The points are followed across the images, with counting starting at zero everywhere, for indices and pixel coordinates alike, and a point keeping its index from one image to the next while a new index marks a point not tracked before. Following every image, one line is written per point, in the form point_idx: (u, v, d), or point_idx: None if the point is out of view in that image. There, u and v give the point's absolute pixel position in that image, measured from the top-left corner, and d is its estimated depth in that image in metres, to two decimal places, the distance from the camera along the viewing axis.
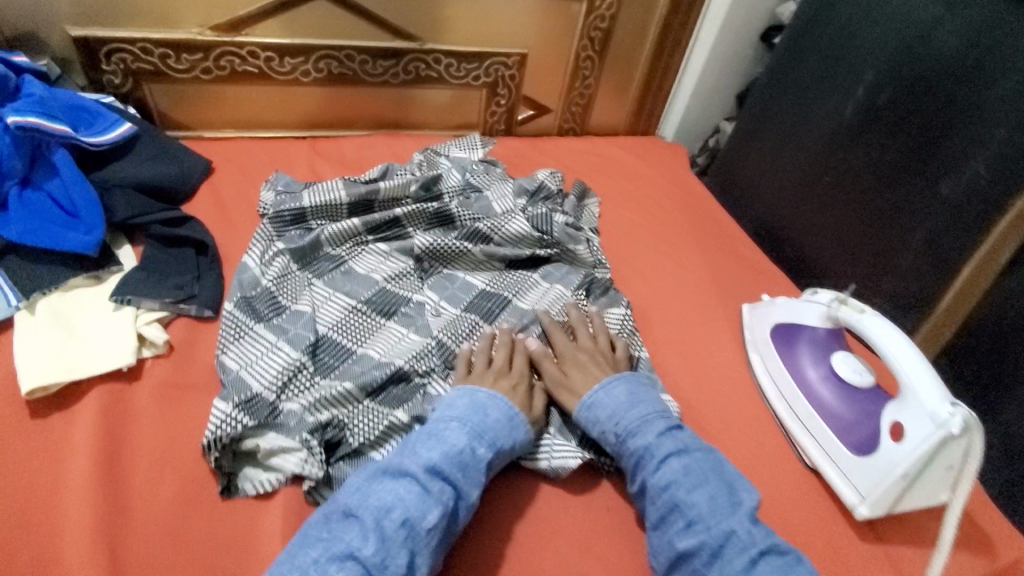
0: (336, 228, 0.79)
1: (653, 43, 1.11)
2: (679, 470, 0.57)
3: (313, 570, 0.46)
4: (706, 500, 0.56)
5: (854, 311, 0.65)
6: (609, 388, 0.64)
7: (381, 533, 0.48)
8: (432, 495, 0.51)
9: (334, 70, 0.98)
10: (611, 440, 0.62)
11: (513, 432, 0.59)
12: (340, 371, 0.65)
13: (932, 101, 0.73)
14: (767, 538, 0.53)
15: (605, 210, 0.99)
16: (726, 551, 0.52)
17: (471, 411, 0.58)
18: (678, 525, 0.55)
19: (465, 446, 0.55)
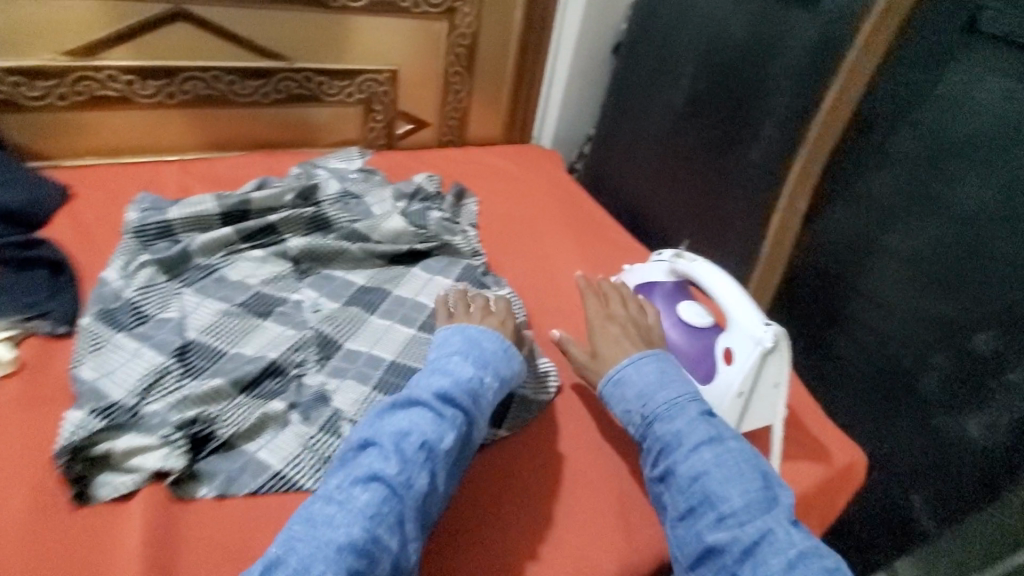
0: (207, 238, 0.79)
1: (515, 57, 1.21)
2: (712, 461, 0.57)
3: (338, 493, 0.50)
4: (741, 495, 0.55)
5: (687, 261, 0.76)
6: (639, 365, 0.64)
7: (400, 456, 0.52)
8: (445, 420, 0.56)
9: (201, 91, 0.99)
10: (636, 423, 0.62)
11: (508, 367, 0.64)
12: (213, 371, 0.65)
13: (732, 82, 0.89)
14: (806, 539, 0.52)
15: (483, 208, 1.05)
16: (760, 548, 0.52)
17: (473, 348, 0.63)
18: (709, 518, 0.54)
19: (472, 375, 0.60)
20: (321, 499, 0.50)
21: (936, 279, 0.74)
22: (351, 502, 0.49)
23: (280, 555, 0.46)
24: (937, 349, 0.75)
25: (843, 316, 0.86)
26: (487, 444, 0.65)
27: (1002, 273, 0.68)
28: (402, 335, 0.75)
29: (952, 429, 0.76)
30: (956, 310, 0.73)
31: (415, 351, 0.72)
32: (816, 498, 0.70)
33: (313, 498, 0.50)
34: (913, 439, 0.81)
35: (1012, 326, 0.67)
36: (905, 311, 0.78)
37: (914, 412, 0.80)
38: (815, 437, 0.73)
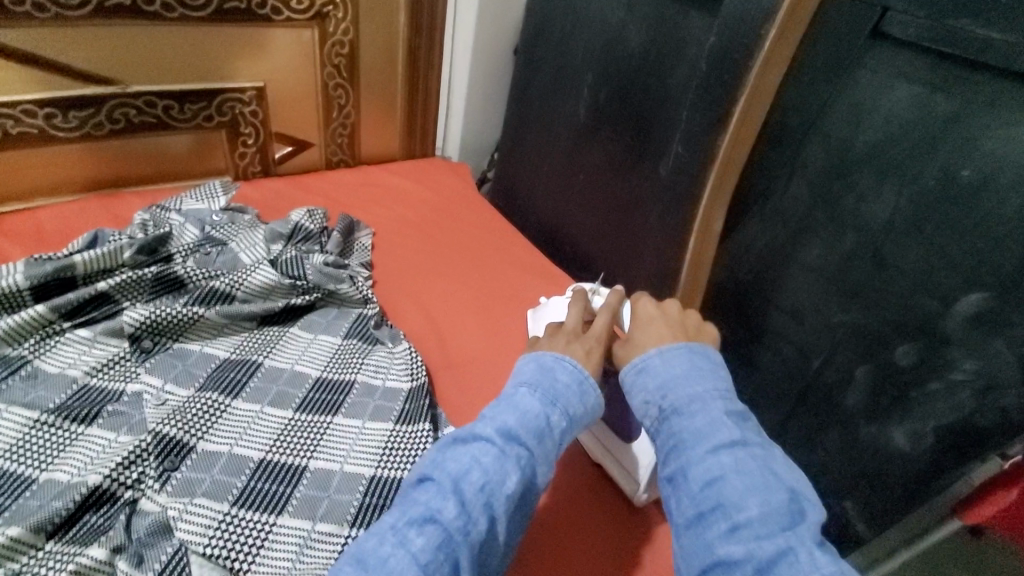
0: (12, 322, 0.63)
1: (404, 64, 1.08)
2: (731, 463, 0.44)
3: (391, 536, 0.43)
4: (762, 505, 0.42)
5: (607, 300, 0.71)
6: (668, 354, 0.53)
7: (462, 499, 0.45)
8: (510, 459, 0.47)
9: (10, 130, 0.81)
10: (652, 413, 0.51)
11: (588, 399, 0.54)
12: (11, 512, 0.50)
13: (636, 92, 0.80)
14: (836, 568, 0.39)
15: (379, 241, 0.93)
16: (779, 570, 0.39)
17: (540, 376, 0.54)
18: (720, 527, 0.42)
19: (540, 410, 0.51)
20: (373, 538, 0.44)
21: (852, 292, 0.71)
22: (405, 545, 0.42)
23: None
24: (860, 363, 0.72)
25: (768, 333, 0.82)
26: None
27: (914, 286, 0.65)
28: (275, 421, 0.62)
29: (882, 444, 0.72)
30: (879, 326, 0.69)
31: (292, 440, 0.61)
32: None
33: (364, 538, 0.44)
34: (844, 456, 0.77)
35: (932, 341, 0.64)
36: (823, 328, 0.75)
37: (841, 426, 0.76)
38: None
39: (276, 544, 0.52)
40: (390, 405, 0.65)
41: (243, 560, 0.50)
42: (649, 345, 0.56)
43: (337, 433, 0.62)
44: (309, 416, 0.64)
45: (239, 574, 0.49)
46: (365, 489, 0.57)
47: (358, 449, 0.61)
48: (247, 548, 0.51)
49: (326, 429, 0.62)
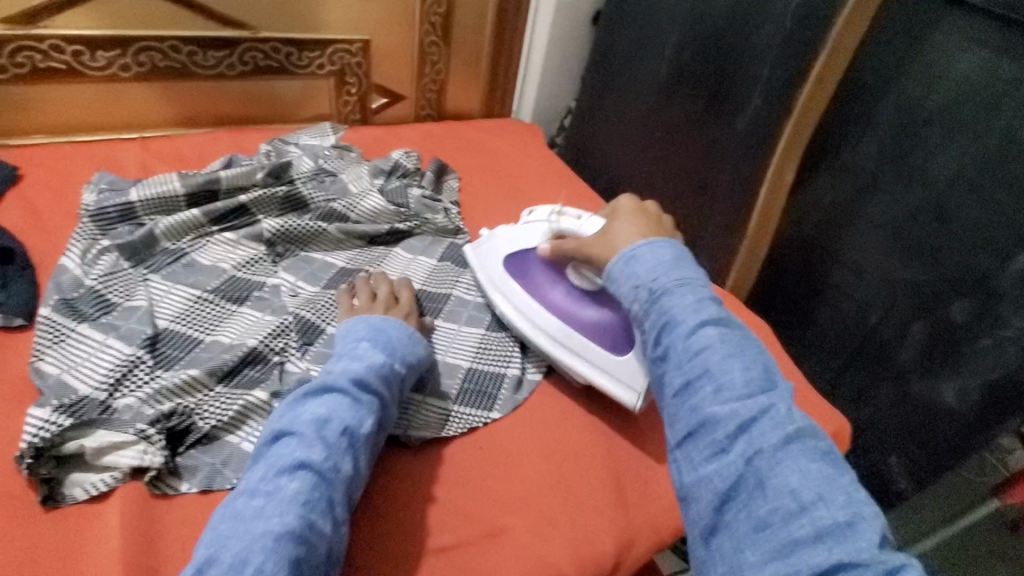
0: (173, 221, 0.75)
1: (493, 25, 1.16)
2: (717, 337, 0.47)
3: (264, 485, 0.47)
4: (743, 372, 0.46)
5: (572, 219, 0.73)
6: (656, 246, 0.55)
7: (324, 443, 0.50)
8: (361, 405, 0.54)
9: (158, 63, 0.92)
10: (641, 296, 0.53)
11: (420, 361, 0.63)
12: (187, 360, 0.61)
13: (717, 52, 0.86)
14: (808, 421, 0.44)
15: (465, 185, 1.02)
16: (758, 424, 0.43)
17: (377, 335, 0.61)
18: (705, 391, 0.46)
19: (385, 361, 0.58)
20: (246, 494, 0.47)
21: (913, 248, 0.76)
22: (279, 491, 0.47)
23: (211, 554, 0.42)
24: (914, 319, 0.77)
25: (828, 288, 0.87)
26: (479, 427, 0.65)
27: (973, 241, 0.69)
28: None
29: (930, 394, 0.77)
30: (935, 278, 0.74)
31: None
32: None
33: (239, 491, 0.47)
34: (890, 408, 0.82)
35: (980, 295, 0.69)
36: (882, 282, 0.80)
37: (892, 380, 0.81)
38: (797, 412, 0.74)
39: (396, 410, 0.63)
40: (482, 316, 0.76)
41: None
42: (632, 234, 0.62)
43: (440, 334, 0.73)
44: None
45: None
46: (464, 375, 0.69)
47: (456, 348, 0.72)
48: None
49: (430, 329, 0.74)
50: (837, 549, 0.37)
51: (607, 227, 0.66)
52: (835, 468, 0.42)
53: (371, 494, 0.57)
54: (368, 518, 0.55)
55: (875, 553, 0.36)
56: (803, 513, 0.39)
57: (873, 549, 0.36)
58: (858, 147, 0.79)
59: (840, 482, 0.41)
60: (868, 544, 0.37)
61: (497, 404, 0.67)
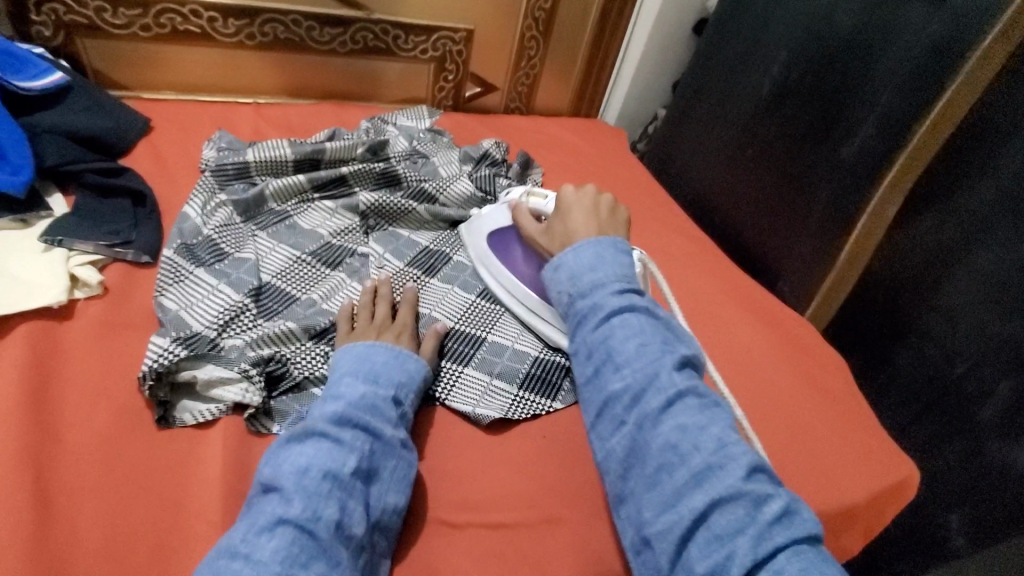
0: (282, 184, 0.80)
1: (594, 26, 1.17)
2: (619, 325, 0.55)
3: (244, 546, 0.45)
4: (638, 349, 0.53)
5: (540, 199, 0.75)
6: (576, 249, 0.61)
7: (303, 491, 0.48)
8: (343, 446, 0.51)
9: (280, 35, 0.98)
10: (565, 300, 0.60)
11: (414, 390, 0.60)
12: (284, 315, 0.67)
13: (832, 75, 0.83)
14: (687, 381, 0.52)
15: (547, 180, 1.04)
16: (647, 393, 0.51)
17: (359, 366, 0.58)
18: (609, 373, 0.53)
19: (367, 393, 0.56)
20: (226, 555, 0.44)
21: (1006, 301, 0.73)
22: (259, 552, 0.44)
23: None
24: (1004, 376, 0.74)
25: (913, 333, 0.85)
26: (541, 414, 0.66)
27: None
28: (461, 300, 0.75)
29: (1002, 455, 0.76)
30: (1016, 331, 0.72)
31: (473, 316, 0.74)
32: (863, 511, 0.70)
33: (213, 554, 0.45)
34: (962, 462, 0.82)
35: None
36: (973, 334, 0.77)
37: (967, 435, 0.80)
38: (865, 453, 0.72)
39: (460, 387, 0.66)
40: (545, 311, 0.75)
41: (441, 391, 0.65)
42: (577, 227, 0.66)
43: (509, 321, 0.75)
44: (488, 303, 0.76)
45: (437, 399, 0.64)
46: (532, 362, 0.70)
47: (525, 335, 0.73)
48: (443, 383, 0.65)
49: (501, 315, 0.75)
50: (712, 488, 0.46)
51: (549, 223, 0.71)
52: (709, 418, 0.50)
53: (438, 464, 0.60)
54: (434, 485, 0.58)
55: (738, 485, 0.46)
56: (682, 463, 0.48)
57: (737, 483, 0.46)
58: (965, 189, 0.75)
59: (711, 429, 0.50)
60: (734, 479, 0.46)
61: (561, 395, 0.67)
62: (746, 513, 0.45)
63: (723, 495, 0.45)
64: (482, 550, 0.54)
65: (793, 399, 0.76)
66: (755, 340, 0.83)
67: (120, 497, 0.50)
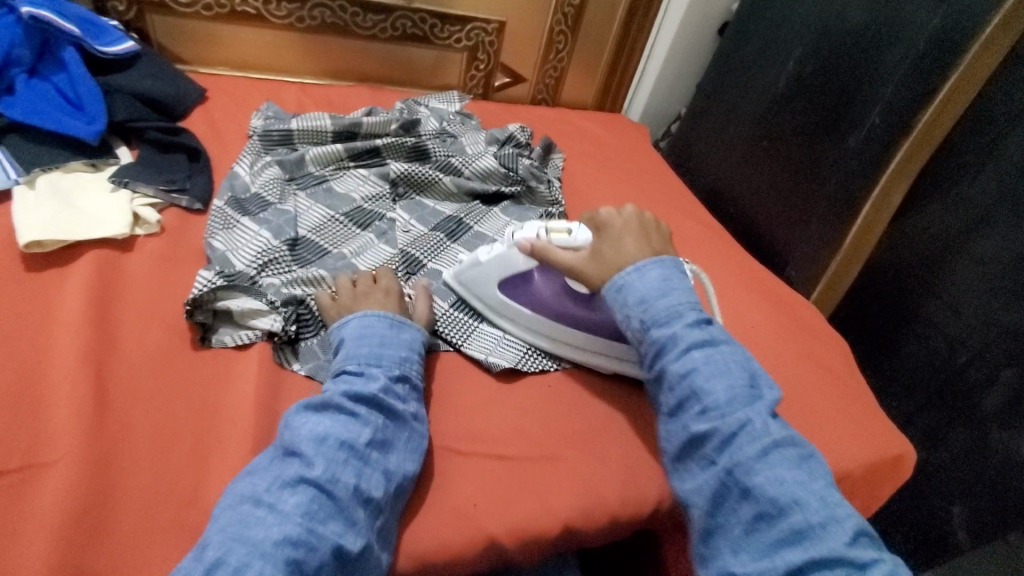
0: (321, 151, 0.87)
1: (621, 23, 1.22)
2: (702, 360, 0.57)
3: (267, 497, 0.47)
4: (725, 389, 0.55)
5: (563, 233, 0.68)
6: (643, 271, 0.61)
7: (322, 457, 0.49)
8: (358, 419, 0.53)
9: (327, 19, 1.06)
10: (634, 324, 0.60)
11: (417, 361, 0.61)
12: (317, 264, 0.73)
13: (844, 67, 0.87)
14: (783, 431, 0.53)
15: (568, 165, 1.09)
16: (738, 438, 0.53)
17: (363, 347, 0.59)
18: (693, 411, 0.56)
19: (378, 375, 0.57)
20: (249, 503, 0.47)
21: (1012, 293, 0.74)
22: (280, 505, 0.47)
23: (218, 558, 0.43)
24: (1007, 364, 0.76)
25: (918, 323, 0.87)
26: (549, 369, 0.70)
27: None
28: None
29: (1007, 444, 0.77)
30: (1019, 317, 0.74)
31: None
32: (860, 483, 0.72)
33: (236, 499, 0.47)
34: (965, 452, 0.83)
35: None
36: (977, 320, 0.79)
37: (973, 424, 0.82)
38: (864, 429, 0.75)
39: (476, 338, 0.71)
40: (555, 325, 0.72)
41: (458, 339, 0.70)
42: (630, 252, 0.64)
43: None
44: None
45: (453, 346, 0.70)
46: None
47: None
48: (461, 333, 0.71)
49: None
50: (811, 547, 0.47)
51: (593, 248, 0.66)
52: (806, 473, 0.51)
53: (450, 403, 0.65)
54: (446, 421, 0.63)
55: (842, 549, 0.47)
56: (781, 516, 0.49)
57: (840, 546, 0.47)
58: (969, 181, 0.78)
59: (812, 485, 0.51)
60: (836, 542, 0.47)
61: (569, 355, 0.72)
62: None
63: (826, 558, 0.46)
64: (487, 478, 0.59)
65: (794, 375, 0.79)
66: (760, 321, 0.86)
67: (168, 400, 0.56)
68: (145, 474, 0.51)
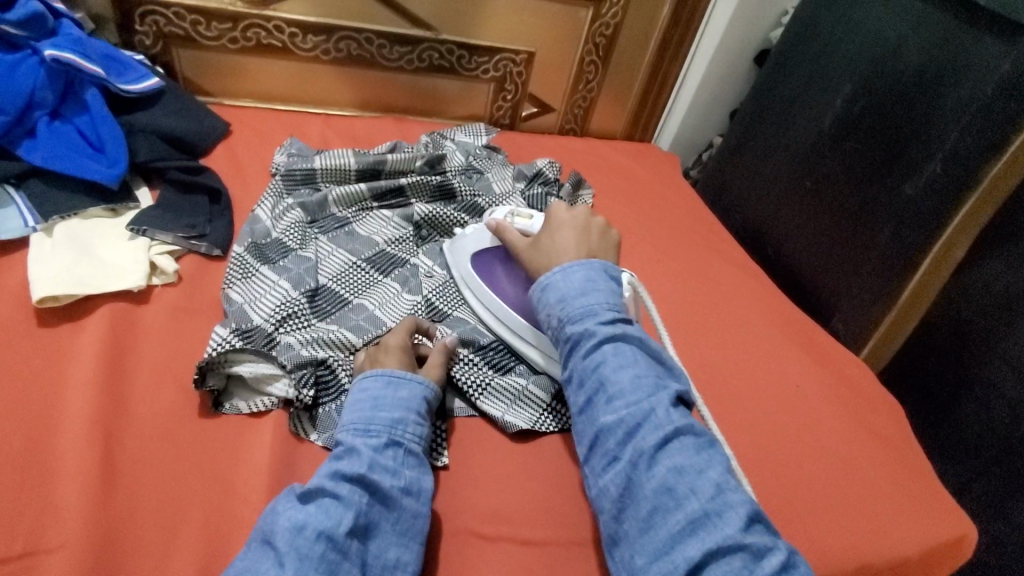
0: (344, 191, 0.85)
1: (653, 52, 1.18)
2: (610, 352, 0.55)
3: None
4: (631, 380, 0.54)
5: (526, 218, 0.76)
6: (568, 272, 0.62)
7: (296, 555, 0.44)
8: (341, 501, 0.47)
9: (353, 52, 1.04)
10: (554, 322, 0.60)
11: (414, 422, 0.55)
12: (338, 317, 0.70)
13: (899, 110, 0.81)
14: (684, 419, 0.52)
15: (597, 201, 1.05)
16: (642, 428, 0.51)
17: (354, 414, 0.55)
18: (601, 403, 0.54)
19: (365, 441, 0.52)
20: None
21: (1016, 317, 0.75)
22: None
23: None
24: None
25: (976, 383, 0.80)
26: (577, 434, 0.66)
27: None
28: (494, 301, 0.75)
29: None
30: None
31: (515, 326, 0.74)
32: (919, 568, 0.66)
33: None
34: None
35: None
36: None
37: None
38: (921, 506, 0.68)
39: (494, 393, 0.66)
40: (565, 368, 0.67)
41: (475, 395, 0.65)
42: (566, 244, 0.67)
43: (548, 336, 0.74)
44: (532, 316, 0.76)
45: (472, 406, 0.65)
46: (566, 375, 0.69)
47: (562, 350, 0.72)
48: (478, 387, 0.66)
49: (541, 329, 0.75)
50: (707, 537, 0.46)
51: (537, 237, 0.71)
52: (706, 460, 0.50)
53: (475, 475, 0.60)
54: (470, 494, 0.59)
55: (737, 536, 0.45)
56: (677, 506, 0.47)
57: (732, 532, 0.45)
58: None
59: (710, 474, 0.49)
60: (731, 528, 0.46)
61: None
62: (740, 563, 0.44)
63: (720, 546, 0.45)
64: (513, 565, 0.54)
65: (844, 443, 0.73)
66: (805, 378, 0.80)
67: (178, 473, 0.53)
68: (150, 561, 0.48)
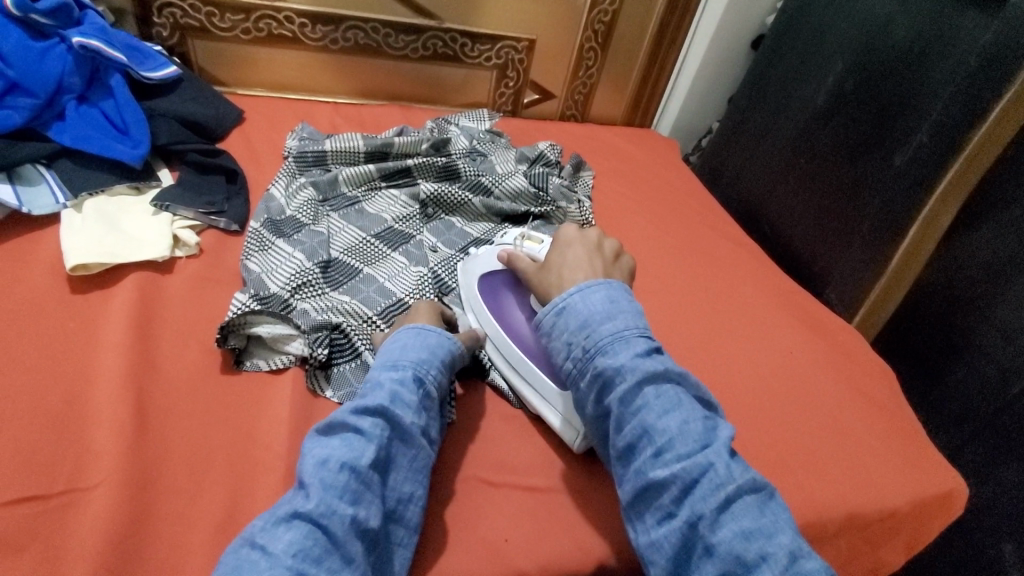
0: (354, 172, 0.88)
1: (651, 38, 1.21)
2: (653, 394, 0.53)
3: (262, 535, 0.45)
4: (678, 426, 0.52)
5: (535, 244, 0.74)
6: (586, 294, 0.59)
7: (322, 484, 0.47)
8: (363, 435, 0.51)
9: (360, 41, 1.08)
10: (577, 355, 0.57)
11: (435, 365, 0.58)
12: (349, 286, 0.73)
13: (887, 85, 0.84)
14: (744, 474, 0.50)
15: (597, 183, 1.08)
16: (699, 485, 0.49)
17: (380, 356, 0.59)
18: (647, 454, 0.51)
19: (389, 379, 0.55)
20: (248, 545, 0.44)
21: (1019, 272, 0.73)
22: (275, 543, 0.44)
23: None
24: None
25: (967, 350, 0.81)
26: None
27: None
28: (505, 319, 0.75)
29: None
30: None
31: None
32: (907, 520, 0.69)
33: (236, 542, 0.45)
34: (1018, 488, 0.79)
35: None
36: None
37: None
38: (909, 463, 0.71)
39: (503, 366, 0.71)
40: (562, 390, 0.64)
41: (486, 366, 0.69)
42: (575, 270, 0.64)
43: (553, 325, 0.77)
44: None
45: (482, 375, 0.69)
46: None
47: None
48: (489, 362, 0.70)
49: None
50: None
51: (547, 260, 0.68)
52: (771, 520, 0.48)
53: (481, 431, 0.64)
54: (477, 446, 0.62)
55: None
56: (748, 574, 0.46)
57: None
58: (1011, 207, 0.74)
59: (779, 538, 0.47)
60: None
61: None
62: None
63: None
64: (517, 510, 0.57)
65: (835, 404, 0.76)
66: (797, 345, 0.83)
67: (204, 424, 0.57)
68: (181, 498, 0.52)
